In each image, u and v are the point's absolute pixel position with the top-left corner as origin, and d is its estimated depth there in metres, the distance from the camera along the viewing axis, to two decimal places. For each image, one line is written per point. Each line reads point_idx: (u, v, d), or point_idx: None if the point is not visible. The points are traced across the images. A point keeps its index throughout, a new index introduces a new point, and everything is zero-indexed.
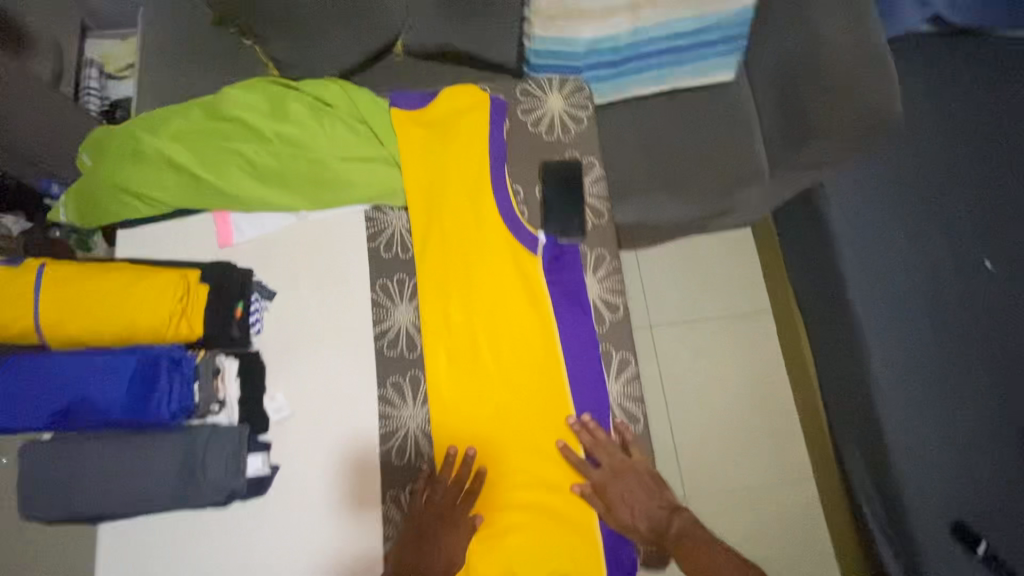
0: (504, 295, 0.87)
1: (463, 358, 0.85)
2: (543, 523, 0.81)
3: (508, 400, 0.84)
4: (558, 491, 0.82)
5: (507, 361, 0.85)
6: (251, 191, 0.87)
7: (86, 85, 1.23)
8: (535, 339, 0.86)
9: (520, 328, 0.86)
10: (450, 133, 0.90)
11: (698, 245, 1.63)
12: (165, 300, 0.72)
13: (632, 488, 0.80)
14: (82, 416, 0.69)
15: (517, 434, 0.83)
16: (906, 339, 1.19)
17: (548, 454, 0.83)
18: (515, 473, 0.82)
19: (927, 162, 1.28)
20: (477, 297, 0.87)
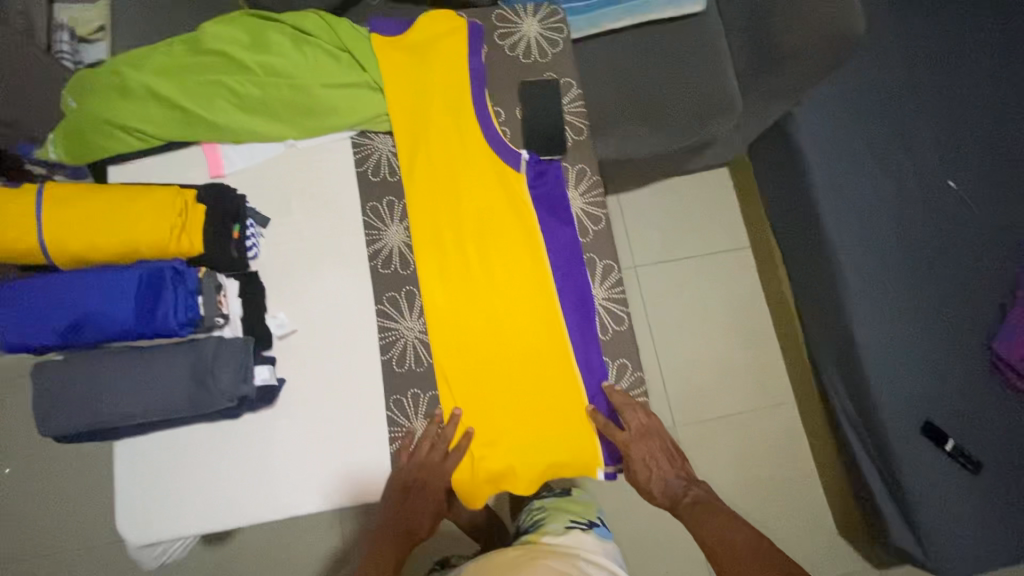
0: (491, 212, 0.90)
1: (455, 273, 0.89)
2: (539, 419, 0.85)
3: (500, 308, 0.88)
4: (552, 388, 0.86)
5: (498, 273, 0.89)
6: (238, 122, 0.89)
7: (58, 46, 1.21)
8: (522, 250, 0.90)
9: (507, 240, 0.90)
10: (430, 57, 0.93)
11: (683, 184, 1.64)
12: (164, 216, 0.75)
13: (654, 451, 0.84)
14: (93, 328, 0.72)
15: (510, 338, 0.87)
16: (873, 255, 1.25)
17: (541, 356, 0.87)
18: (510, 374, 0.86)
19: (887, 88, 1.34)
20: (467, 218, 0.90)
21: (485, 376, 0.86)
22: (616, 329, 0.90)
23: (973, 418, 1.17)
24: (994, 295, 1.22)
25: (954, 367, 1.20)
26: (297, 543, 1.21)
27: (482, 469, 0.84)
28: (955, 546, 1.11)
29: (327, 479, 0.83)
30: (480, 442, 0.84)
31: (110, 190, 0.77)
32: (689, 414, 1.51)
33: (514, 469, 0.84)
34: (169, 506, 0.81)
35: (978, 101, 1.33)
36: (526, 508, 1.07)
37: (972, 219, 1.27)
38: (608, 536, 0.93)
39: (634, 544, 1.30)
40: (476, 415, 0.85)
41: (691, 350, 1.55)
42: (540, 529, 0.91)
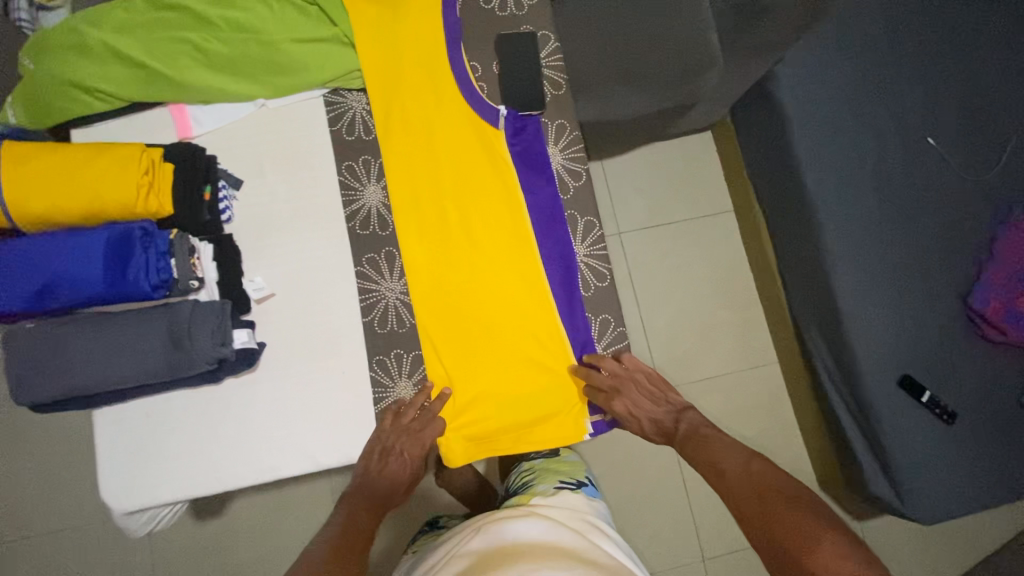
0: (470, 168, 0.90)
1: (434, 231, 0.88)
2: (521, 373, 0.86)
3: (480, 265, 0.88)
4: (535, 342, 0.87)
5: (477, 228, 0.88)
6: (205, 80, 0.86)
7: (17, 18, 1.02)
8: (502, 206, 0.89)
9: (486, 198, 0.89)
10: (401, 9, 0.90)
11: (666, 148, 1.63)
12: (129, 175, 0.73)
13: (635, 396, 0.84)
14: (62, 293, 0.70)
15: (492, 295, 0.87)
16: (853, 212, 1.26)
17: (522, 311, 0.87)
18: (492, 330, 0.86)
19: (868, 43, 1.33)
20: (445, 175, 0.89)
21: (467, 333, 0.86)
22: (598, 286, 0.90)
23: (949, 369, 1.20)
24: (969, 249, 1.24)
25: (931, 320, 1.22)
26: (286, 513, 1.21)
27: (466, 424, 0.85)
28: (928, 491, 1.15)
29: (312, 442, 0.82)
30: (459, 393, 0.85)
31: (75, 150, 0.74)
32: (674, 376, 1.52)
33: (498, 423, 0.85)
34: (156, 472, 0.81)
35: (957, 60, 1.33)
36: (514, 471, 1.08)
37: (950, 176, 1.28)
38: (596, 495, 0.94)
39: (621, 502, 1.32)
40: (459, 371, 0.85)
41: (675, 313, 1.56)
42: (529, 490, 0.92)
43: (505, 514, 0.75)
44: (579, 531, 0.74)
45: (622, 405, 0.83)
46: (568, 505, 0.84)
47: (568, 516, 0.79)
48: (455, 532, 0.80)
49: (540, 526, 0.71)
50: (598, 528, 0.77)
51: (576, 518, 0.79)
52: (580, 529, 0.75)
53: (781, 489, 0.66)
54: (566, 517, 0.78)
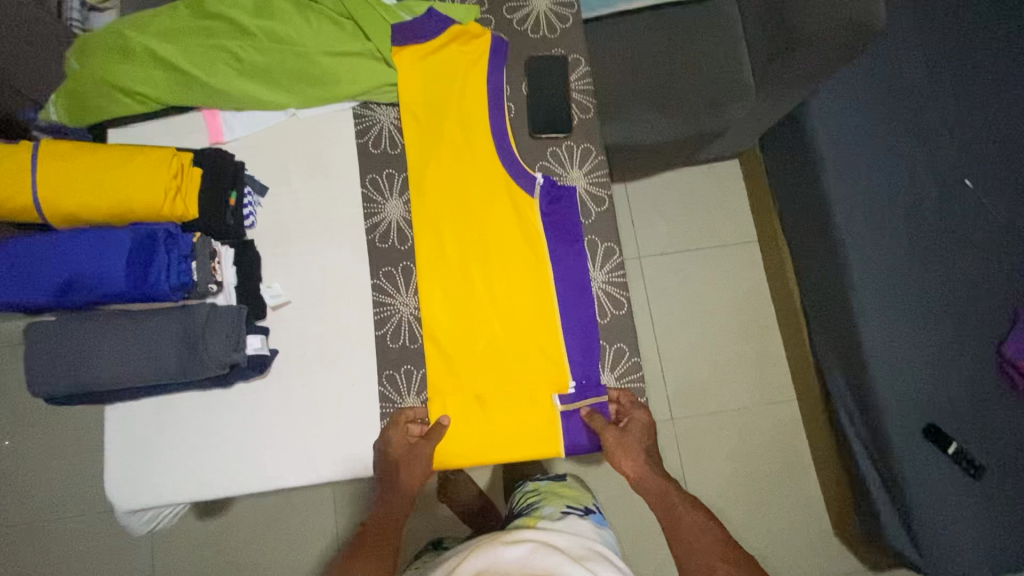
0: (496, 222, 0.88)
1: (457, 291, 0.87)
2: (525, 441, 0.83)
3: (500, 328, 0.86)
4: (545, 416, 0.84)
5: (496, 272, 0.87)
6: (238, 86, 0.88)
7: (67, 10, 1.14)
8: (527, 271, 0.88)
9: (510, 249, 0.88)
10: (448, 68, 0.90)
11: (694, 174, 1.62)
12: (159, 177, 0.73)
13: (628, 448, 0.76)
14: (84, 291, 0.71)
15: (507, 346, 0.86)
16: (882, 252, 1.22)
17: (536, 390, 0.85)
18: (503, 387, 0.84)
19: (908, 81, 1.31)
20: (472, 226, 0.88)
21: (479, 404, 0.84)
22: (615, 314, 0.89)
23: (979, 419, 1.14)
24: (1006, 296, 1.19)
25: (960, 367, 1.17)
26: (285, 516, 1.21)
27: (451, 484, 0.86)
28: (955, 553, 1.08)
29: (317, 454, 0.82)
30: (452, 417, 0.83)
31: (102, 153, 0.73)
32: (688, 407, 1.49)
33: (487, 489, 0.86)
34: (164, 471, 0.81)
35: (1003, 102, 1.29)
36: (519, 490, 1.06)
37: (988, 221, 1.23)
38: (604, 523, 0.91)
39: (627, 533, 1.28)
40: (464, 444, 0.83)
41: (693, 342, 1.53)
42: (535, 512, 0.90)
43: (504, 541, 0.68)
44: (580, 561, 0.66)
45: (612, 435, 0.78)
46: (576, 530, 0.81)
47: (573, 542, 0.72)
48: (455, 554, 0.73)
49: (536, 559, 0.63)
50: (605, 559, 0.71)
51: (580, 545, 0.72)
52: (584, 558, 0.68)
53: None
54: (569, 546, 0.71)
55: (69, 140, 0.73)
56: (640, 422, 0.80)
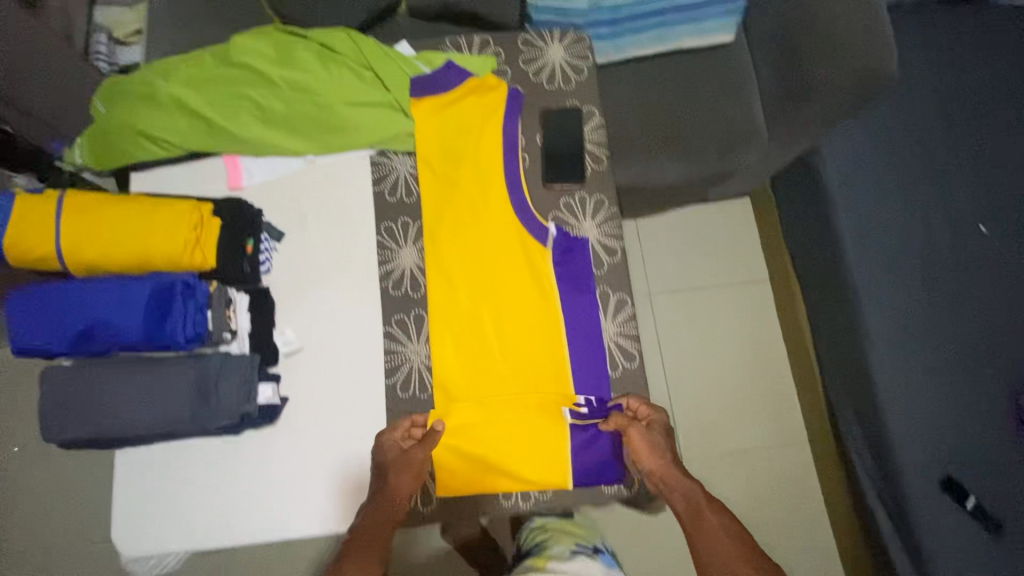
0: (507, 269, 0.88)
1: (464, 333, 0.87)
2: (535, 462, 0.83)
3: (507, 353, 0.86)
4: (556, 435, 0.84)
5: (505, 317, 0.87)
6: (260, 134, 0.90)
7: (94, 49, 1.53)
8: (536, 307, 0.88)
9: (519, 294, 0.88)
10: (463, 118, 0.92)
11: (704, 212, 1.63)
12: (180, 229, 0.74)
13: (654, 447, 0.80)
14: (99, 340, 0.72)
15: (512, 373, 0.86)
16: (897, 301, 1.21)
17: (544, 410, 0.85)
18: (511, 415, 0.84)
19: (919, 127, 1.32)
20: (482, 275, 0.89)
21: (486, 420, 0.84)
22: (626, 366, 0.89)
23: (1001, 476, 1.11)
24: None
25: (979, 420, 1.14)
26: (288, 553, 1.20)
27: (460, 506, 0.85)
28: None
29: (323, 504, 0.81)
30: (455, 440, 0.83)
31: (125, 206, 0.73)
32: (697, 449, 1.47)
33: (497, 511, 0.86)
34: (170, 518, 0.80)
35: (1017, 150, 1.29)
36: (526, 527, 1.04)
37: (1005, 270, 1.22)
38: (613, 563, 0.88)
39: None
40: (470, 458, 0.83)
41: (703, 382, 1.51)
42: (543, 553, 0.87)
43: None
44: None
45: (637, 434, 0.80)
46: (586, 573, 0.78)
47: None
48: None
49: None
50: None
51: None
52: None
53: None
54: None
55: (94, 194, 0.74)
56: (661, 420, 0.84)
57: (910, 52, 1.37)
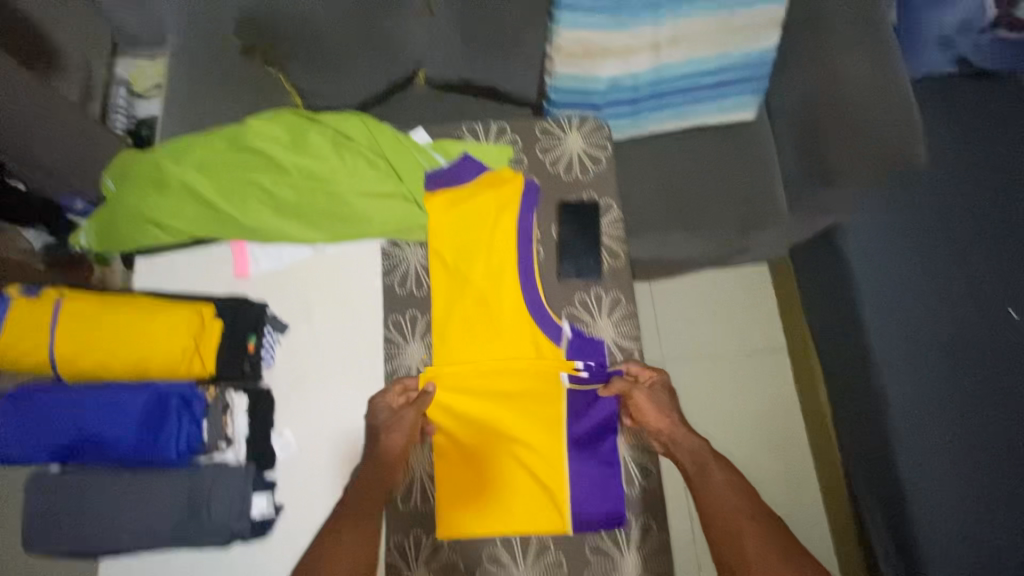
0: (516, 355, 0.84)
1: (463, 349, 0.85)
2: (532, 427, 0.82)
3: (503, 338, 0.85)
4: (551, 400, 0.83)
5: (508, 372, 0.84)
6: (268, 223, 0.88)
7: (114, 104, 1.47)
8: (537, 374, 0.83)
9: (525, 381, 0.83)
10: (477, 213, 0.89)
11: (723, 278, 1.59)
12: (180, 337, 0.72)
13: (661, 408, 0.82)
14: (89, 451, 0.69)
15: (507, 362, 0.84)
16: (933, 395, 1.08)
17: (541, 379, 0.83)
18: (507, 393, 0.84)
19: (966, 197, 1.21)
20: (490, 361, 0.84)
21: (483, 388, 0.84)
22: (643, 483, 0.84)
23: None
24: None
25: None
26: None
27: (462, 488, 0.82)
28: None
29: None
30: (453, 415, 0.83)
31: (125, 310, 0.71)
32: None
33: (504, 494, 0.82)
34: None
35: None
36: None
37: None
38: None
39: None
40: (468, 428, 0.83)
41: None
42: None
43: None
44: None
45: (639, 399, 0.82)
46: None
47: None
48: None
49: None
50: None
51: None
52: None
53: (779, 532, 0.72)
54: None
55: (91, 295, 0.72)
56: (662, 383, 0.84)
57: (956, 123, 1.28)
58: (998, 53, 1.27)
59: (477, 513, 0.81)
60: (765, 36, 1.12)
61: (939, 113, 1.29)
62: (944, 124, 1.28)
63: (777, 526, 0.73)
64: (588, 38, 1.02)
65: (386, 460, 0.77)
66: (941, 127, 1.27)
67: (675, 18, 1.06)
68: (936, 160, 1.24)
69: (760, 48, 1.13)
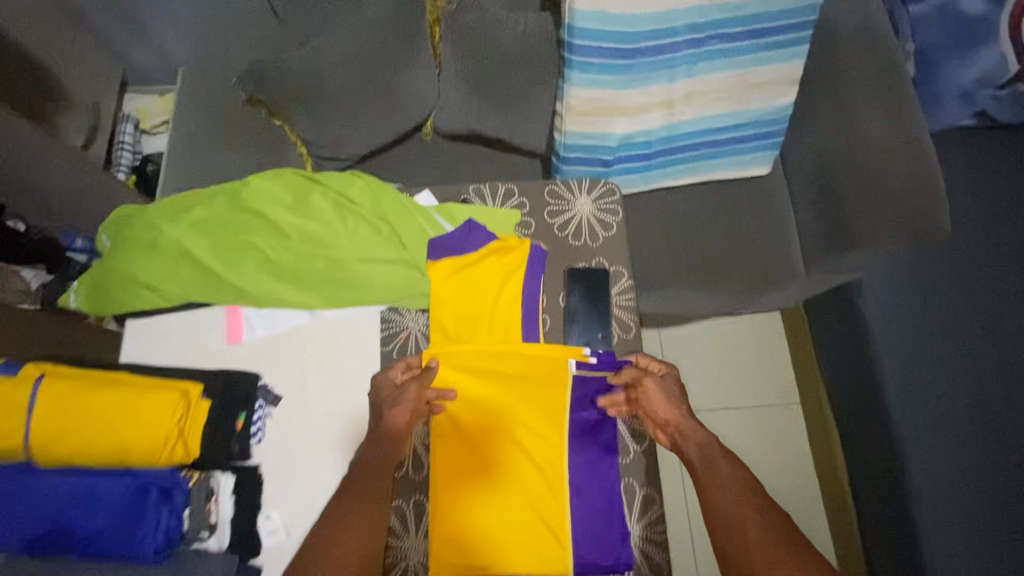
0: (519, 394, 0.82)
1: (468, 331, 0.84)
2: (534, 415, 0.81)
3: (507, 328, 0.84)
4: (556, 389, 0.82)
5: (512, 368, 0.82)
6: (265, 288, 0.85)
7: (121, 141, 1.46)
8: (540, 407, 0.82)
9: (525, 435, 0.80)
10: (481, 284, 0.85)
11: (733, 326, 1.54)
12: (163, 421, 0.67)
13: (669, 396, 0.77)
14: (55, 547, 0.63)
15: (513, 348, 0.82)
16: (960, 473, 1.02)
17: (547, 371, 0.83)
18: (511, 379, 0.82)
19: (987, 259, 1.16)
20: (490, 398, 0.82)
21: (486, 370, 0.82)
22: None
23: None
24: None
25: None
26: None
27: (460, 471, 0.79)
28: None
29: None
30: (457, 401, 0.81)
31: (105, 394, 0.67)
32: None
33: (503, 477, 0.79)
34: None
35: None
36: None
37: None
38: None
39: None
40: (470, 413, 0.81)
41: None
42: None
43: None
44: None
45: (647, 384, 0.78)
46: None
47: None
48: None
49: None
50: None
51: None
52: None
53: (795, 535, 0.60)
54: None
55: (68, 378, 0.68)
56: (675, 376, 0.80)
57: (980, 178, 1.23)
58: (1018, 108, 1.23)
59: (475, 498, 0.78)
60: (782, 94, 1.08)
61: (959, 167, 1.24)
62: (965, 180, 1.23)
63: (798, 533, 0.61)
64: (597, 96, 0.99)
65: (379, 435, 0.74)
66: (961, 183, 1.23)
67: (690, 75, 1.03)
68: (957, 218, 1.20)
69: (777, 105, 1.10)
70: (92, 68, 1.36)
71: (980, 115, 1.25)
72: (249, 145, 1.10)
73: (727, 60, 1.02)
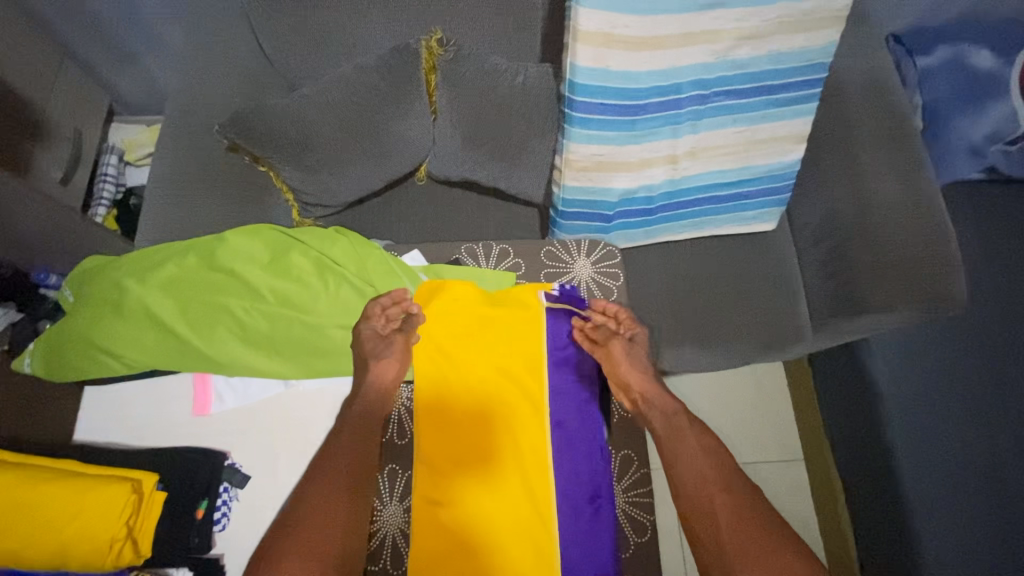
0: (503, 354, 0.81)
1: (451, 288, 0.83)
2: (516, 361, 0.81)
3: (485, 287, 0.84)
4: (532, 329, 0.83)
5: (491, 314, 0.82)
6: (236, 355, 0.78)
7: (103, 173, 1.35)
8: (521, 359, 0.81)
9: (513, 413, 0.79)
10: (484, 331, 0.82)
11: (733, 375, 1.46)
12: (112, 519, 0.65)
13: (636, 359, 0.79)
14: None
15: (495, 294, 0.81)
16: (975, 560, 0.95)
17: (524, 313, 0.83)
18: (489, 326, 0.82)
19: (1003, 324, 1.10)
20: (472, 365, 0.80)
21: (465, 317, 0.82)
22: None
23: None
24: None
25: None
26: None
27: (458, 461, 0.76)
28: None
29: None
30: (437, 350, 0.81)
31: (52, 487, 0.64)
32: None
33: (504, 465, 0.76)
34: None
35: None
36: None
37: None
38: None
39: None
40: (452, 374, 0.80)
41: None
42: None
43: None
44: None
45: (617, 347, 0.80)
46: None
47: None
48: None
49: None
50: None
51: None
52: None
53: (759, 502, 0.63)
54: None
55: (19, 467, 0.66)
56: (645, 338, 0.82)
57: (996, 237, 1.17)
58: None
59: (473, 485, 0.76)
60: (788, 150, 1.04)
61: (970, 224, 1.19)
62: (977, 237, 1.18)
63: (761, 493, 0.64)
64: (597, 151, 0.94)
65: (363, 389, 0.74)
66: (974, 240, 1.17)
67: (695, 131, 0.98)
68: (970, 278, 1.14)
69: (783, 161, 1.05)
70: (76, 95, 1.28)
71: (991, 170, 1.20)
72: (225, 187, 1.03)
73: (733, 116, 0.98)
